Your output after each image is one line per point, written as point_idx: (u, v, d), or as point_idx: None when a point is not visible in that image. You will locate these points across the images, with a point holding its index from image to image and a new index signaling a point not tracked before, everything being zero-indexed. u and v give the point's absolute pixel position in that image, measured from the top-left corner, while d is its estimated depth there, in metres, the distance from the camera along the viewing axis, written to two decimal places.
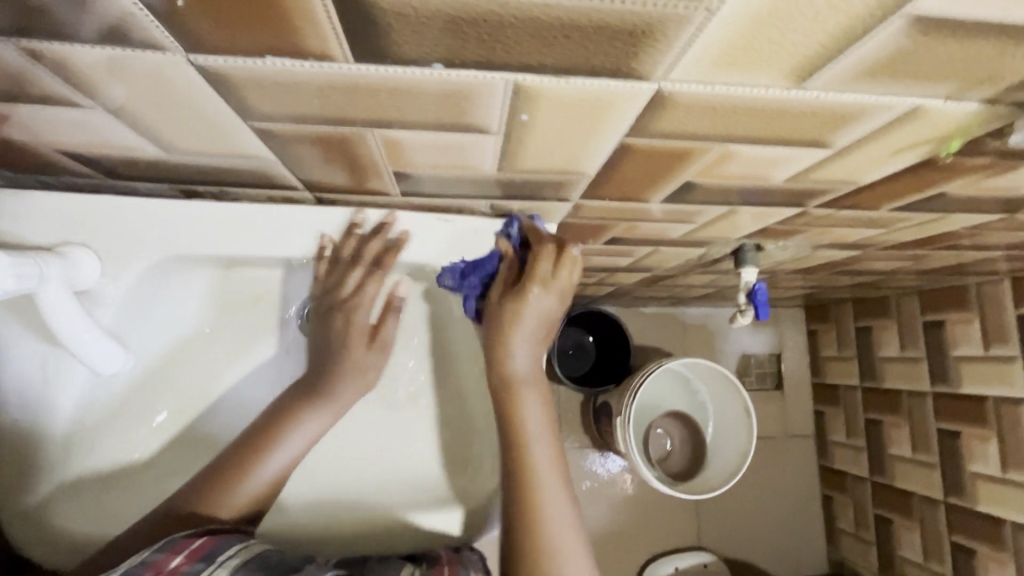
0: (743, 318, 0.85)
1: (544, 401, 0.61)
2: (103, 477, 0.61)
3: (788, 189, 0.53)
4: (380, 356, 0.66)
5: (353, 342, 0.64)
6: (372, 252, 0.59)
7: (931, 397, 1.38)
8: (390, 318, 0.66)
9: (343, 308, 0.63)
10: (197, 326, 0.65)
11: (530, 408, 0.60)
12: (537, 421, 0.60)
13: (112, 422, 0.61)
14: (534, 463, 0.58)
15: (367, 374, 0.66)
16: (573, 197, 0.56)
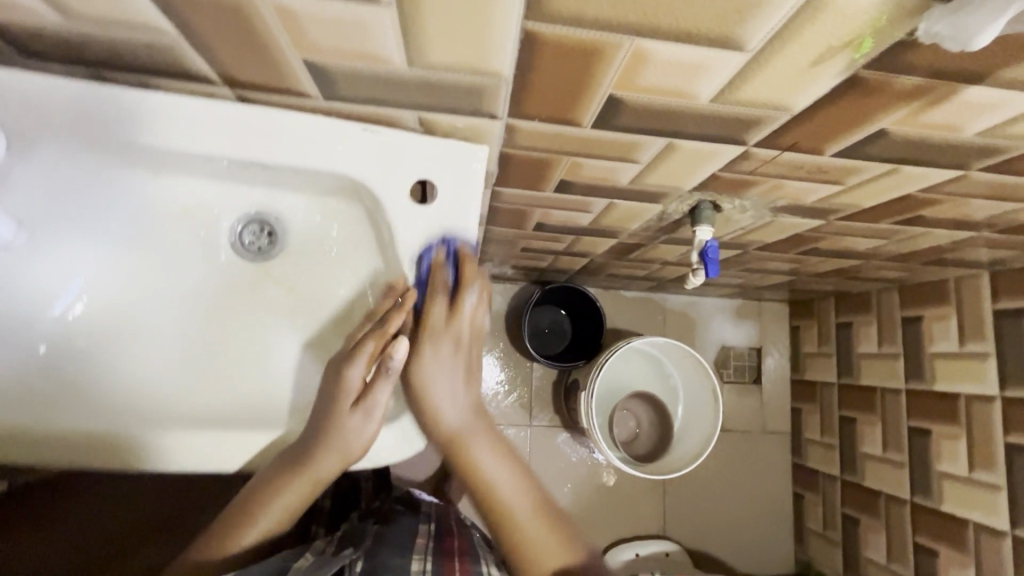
0: (695, 279, 0.83)
1: (491, 443, 0.69)
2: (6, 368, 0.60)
3: (721, 114, 0.52)
4: (365, 423, 0.62)
5: (340, 396, 0.62)
6: (383, 309, 0.64)
7: (904, 395, 1.35)
8: (380, 382, 0.62)
9: (343, 358, 0.63)
10: (118, 231, 0.63)
11: (485, 459, 0.68)
12: (483, 454, 0.68)
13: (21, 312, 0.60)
14: (488, 481, 0.68)
15: (348, 442, 0.62)
16: (502, 114, 0.54)
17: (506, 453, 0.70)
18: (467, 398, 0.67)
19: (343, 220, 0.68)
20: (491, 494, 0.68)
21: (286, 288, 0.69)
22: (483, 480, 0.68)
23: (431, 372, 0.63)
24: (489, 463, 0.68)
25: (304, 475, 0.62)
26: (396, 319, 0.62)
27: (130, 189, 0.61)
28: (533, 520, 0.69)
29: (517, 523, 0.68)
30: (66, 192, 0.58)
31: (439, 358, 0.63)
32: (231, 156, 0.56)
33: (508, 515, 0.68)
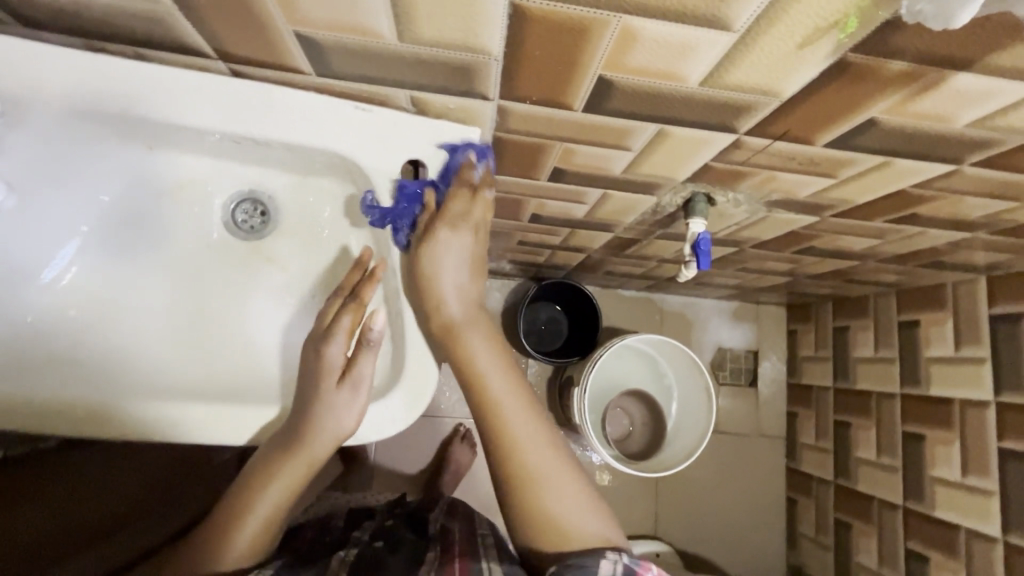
0: (688, 271, 0.83)
1: (488, 339, 0.66)
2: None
3: (710, 100, 0.52)
4: (353, 398, 0.61)
5: (324, 375, 0.62)
6: (351, 281, 0.66)
7: (899, 399, 1.34)
8: (364, 355, 0.62)
9: (320, 338, 0.63)
10: (111, 203, 0.64)
11: (481, 355, 0.65)
12: (480, 351, 0.65)
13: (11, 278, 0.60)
14: (483, 384, 0.66)
15: (341, 420, 0.61)
16: (493, 96, 0.54)
17: (502, 356, 0.68)
18: (473, 292, 0.64)
19: (335, 200, 0.69)
20: (486, 391, 0.66)
21: (279, 267, 0.70)
22: (479, 379, 0.66)
23: (445, 259, 0.61)
24: (487, 360, 0.66)
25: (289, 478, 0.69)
26: (368, 288, 0.65)
27: (125, 161, 0.62)
28: (526, 424, 0.67)
29: (508, 427, 0.66)
30: (60, 164, 0.58)
31: (451, 242, 0.61)
32: (224, 131, 0.57)
33: (506, 425, 0.66)
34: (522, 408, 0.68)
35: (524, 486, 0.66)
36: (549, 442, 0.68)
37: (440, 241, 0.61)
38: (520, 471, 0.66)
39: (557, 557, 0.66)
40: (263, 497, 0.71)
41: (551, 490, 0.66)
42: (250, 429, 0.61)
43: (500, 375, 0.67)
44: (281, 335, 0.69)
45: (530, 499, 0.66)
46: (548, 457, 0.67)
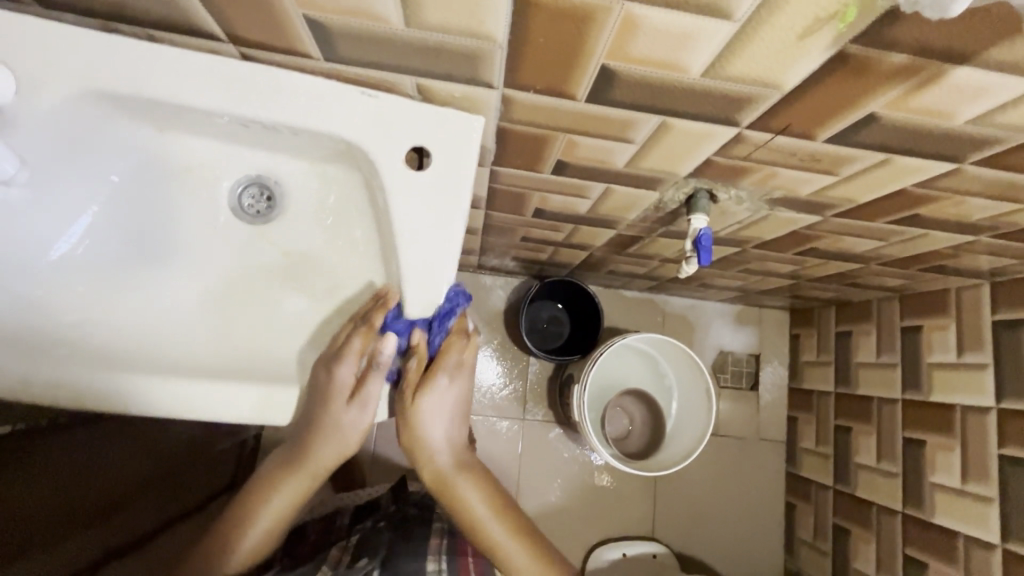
0: (688, 267, 0.83)
1: (474, 475, 0.74)
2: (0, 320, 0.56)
3: (712, 91, 0.52)
4: (363, 414, 0.65)
5: (333, 396, 0.64)
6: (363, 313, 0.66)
7: (900, 405, 1.34)
8: (373, 377, 0.64)
9: (331, 359, 0.64)
10: (120, 183, 0.62)
11: (467, 486, 0.74)
12: (468, 489, 0.74)
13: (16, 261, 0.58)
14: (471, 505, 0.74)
15: (344, 431, 0.65)
16: (497, 83, 0.55)
17: (490, 482, 0.76)
18: (457, 434, 0.72)
19: (341, 186, 0.68)
20: (478, 524, 0.74)
21: (281, 252, 0.69)
22: (468, 505, 0.74)
23: (438, 403, 0.68)
24: (475, 502, 0.74)
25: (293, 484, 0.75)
26: (377, 317, 0.64)
27: (135, 143, 0.62)
28: (513, 539, 0.75)
29: (498, 546, 0.75)
30: (74, 143, 0.58)
31: (444, 394, 0.68)
32: (232, 114, 0.57)
33: (496, 540, 0.75)
34: (508, 523, 0.76)
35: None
36: (535, 549, 0.76)
37: (436, 389, 0.67)
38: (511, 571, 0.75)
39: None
40: (267, 505, 0.76)
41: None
42: (258, 406, 0.61)
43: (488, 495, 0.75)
44: (286, 321, 0.68)
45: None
46: (536, 562, 0.75)
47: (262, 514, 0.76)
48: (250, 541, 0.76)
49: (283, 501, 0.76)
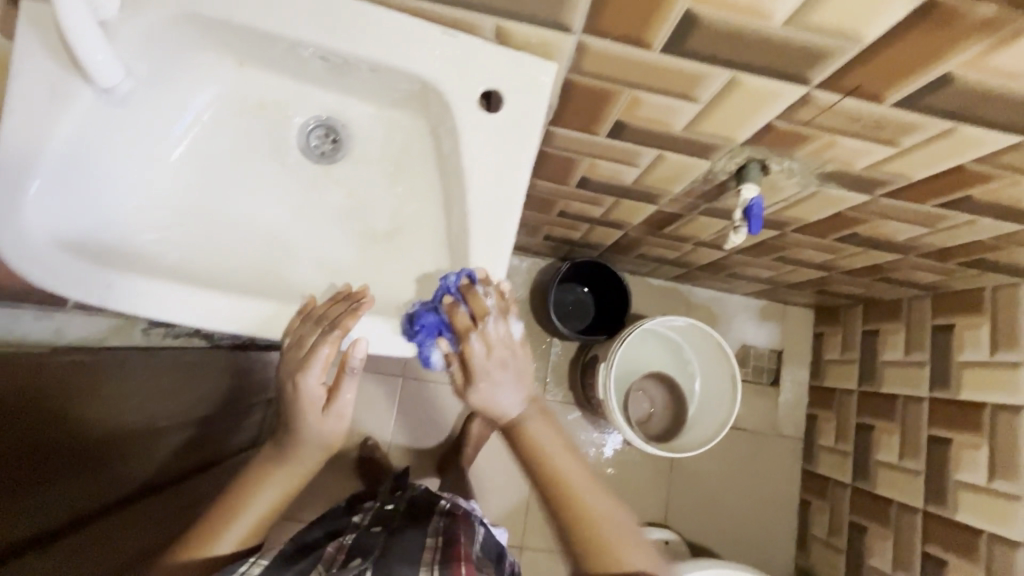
0: (736, 237, 0.84)
1: (549, 423, 0.65)
2: (87, 236, 0.58)
3: (790, 44, 0.54)
4: (339, 421, 0.68)
5: (304, 404, 0.65)
6: (332, 312, 0.61)
7: (928, 403, 1.33)
8: (343, 381, 0.66)
9: (297, 364, 0.63)
10: (199, 117, 0.65)
11: (542, 434, 0.63)
12: (547, 437, 0.63)
13: (102, 182, 0.59)
14: (553, 468, 0.62)
15: (329, 429, 0.68)
16: (576, 29, 0.57)
17: (565, 438, 0.65)
18: (521, 401, 0.64)
19: (407, 133, 0.70)
20: (550, 461, 0.62)
21: (345, 192, 0.70)
22: (547, 462, 0.62)
23: (494, 404, 0.62)
24: (546, 437, 0.63)
25: (280, 481, 0.70)
26: (347, 322, 0.60)
27: (220, 77, 0.65)
28: (588, 481, 0.62)
29: (573, 491, 0.61)
30: (168, 63, 0.60)
31: (500, 373, 0.62)
32: (317, 45, 0.59)
33: (589, 511, 0.60)
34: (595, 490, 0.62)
35: (586, 535, 0.59)
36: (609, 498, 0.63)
37: (484, 390, 0.62)
38: (583, 517, 0.60)
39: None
40: (247, 502, 0.69)
41: (613, 541, 0.59)
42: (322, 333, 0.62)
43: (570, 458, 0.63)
44: (347, 256, 0.69)
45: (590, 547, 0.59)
46: (612, 510, 0.61)
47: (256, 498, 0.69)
48: (243, 524, 0.68)
49: (276, 488, 0.70)
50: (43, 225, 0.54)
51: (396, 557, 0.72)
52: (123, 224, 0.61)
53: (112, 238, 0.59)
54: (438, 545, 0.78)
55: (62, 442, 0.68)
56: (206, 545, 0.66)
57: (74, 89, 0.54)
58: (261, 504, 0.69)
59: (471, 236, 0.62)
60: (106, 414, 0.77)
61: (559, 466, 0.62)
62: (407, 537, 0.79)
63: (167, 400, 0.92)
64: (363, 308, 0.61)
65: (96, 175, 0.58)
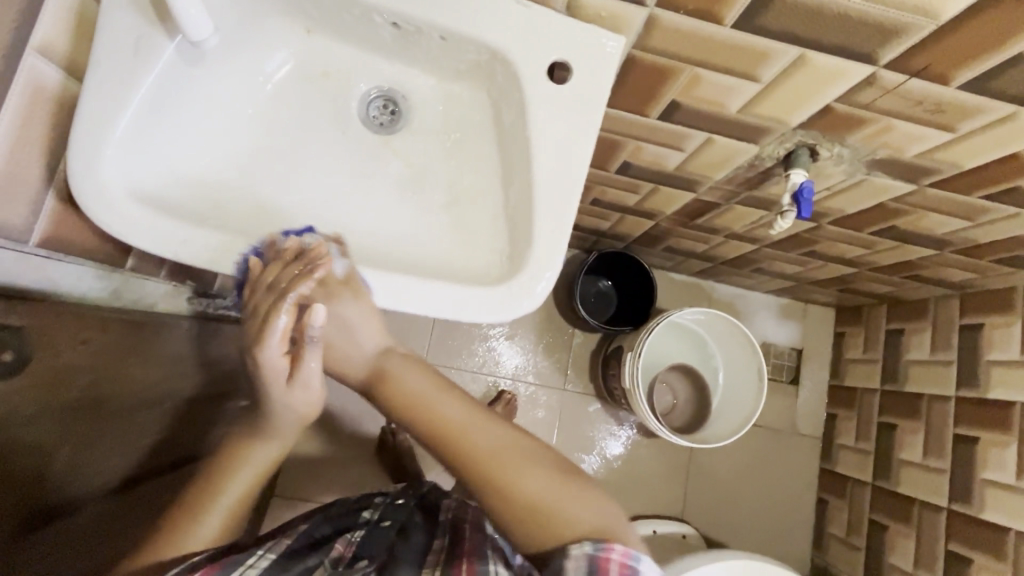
0: (784, 221, 0.84)
1: (422, 370, 0.64)
2: (158, 190, 0.58)
3: (866, 19, 0.55)
4: (307, 392, 0.65)
5: (271, 378, 0.63)
6: (286, 275, 0.60)
7: (954, 402, 1.33)
8: (307, 352, 0.63)
9: (257, 335, 0.62)
10: (267, 81, 0.66)
11: (411, 381, 0.63)
12: (419, 385, 0.62)
13: (175, 139, 0.60)
14: (434, 417, 0.59)
15: (302, 406, 0.66)
16: (649, 2, 0.58)
17: (440, 379, 0.63)
18: (374, 345, 0.66)
19: (466, 105, 0.71)
20: (428, 410, 0.60)
21: (402, 161, 0.70)
22: (424, 408, 0.60)
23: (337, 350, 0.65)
24: (421, 386, 0.62)
25: (262, 453, 0.67)
26: (301, 285, 0.60)
27: (289, 44, 0.66)
28: (474, 417, 0.59)
29: (457, 434, 0.58)
30: (242, 22, 0.61)
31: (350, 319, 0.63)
32: (391, 10, 0.60)
33: (473, 444, 0.57)
34: (482, 421, 0.59)
35: (482, 473, 0.55)
36: (504, 428, 0.59)
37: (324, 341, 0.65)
38: (472, 454, 0.56)
39: (522, 511, 0.53)
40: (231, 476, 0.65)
41: (514, 465, 0.56)
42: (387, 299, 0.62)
43: (452, 398, 0.61)
44: (404, 225, 0.69)
45: (490, 484, 0.55)
46: (507, 439, 0.58)
47: (233, 482, 0.64)
48: (222, 510, 0.62)
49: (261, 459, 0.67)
50: (119, 176, 0.55)
51: (401, 564, 0.67)
52: (190, 181, 0.61)
53: (181, 194, 0.60)
54: (444, 545, 0.72)
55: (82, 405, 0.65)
56: (186, 528, 0.60)
57: (159, 44, 0.55)
58: (240, 487, 0.64)
59: (536, 205, 0.62)
60: (134, 376, 0.76)
61: (431, 407, 0.60)
62: (412, 543, 0.73)
63: (188, 367, 0.90)
64: (318, 269, 0.60)
65: (170, 131, 0.59)
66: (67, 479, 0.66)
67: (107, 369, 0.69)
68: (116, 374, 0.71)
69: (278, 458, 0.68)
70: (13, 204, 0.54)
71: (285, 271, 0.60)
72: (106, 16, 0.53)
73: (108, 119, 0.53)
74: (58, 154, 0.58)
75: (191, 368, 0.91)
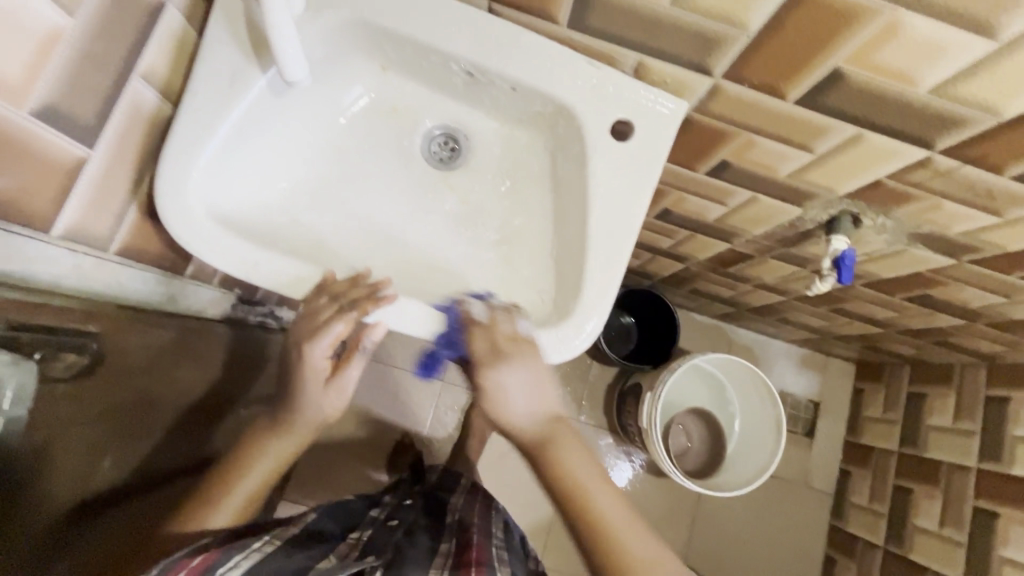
0: (822, 284, 0.85)
1: (582, 446, 0.61)
2: (233, 211, 0.61)
3: (928, 109, 0.56)
4: (340, 395, 0.68)
5: (308, 375, 0.66)
6: (354, 295, 0.61)
7: (975, 473, 1.31)
8: (350, 362, 0.67)
9: (304, 336, 0.64)
10: (340, 114, 0.69)
11: (576, 459, 0.59)
12: (580, 463, 0.59)
13: (253, 166, 0.63)
14: (601, 512, 0.56)
15: (324, 409, 0.69)
16: (716, 72, 0.60)
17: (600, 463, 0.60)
18: (538, 406, 0.62)
19: (525, 150, 0.73)
20: (586, 498, 0.57)
21: (459, 197, 0.73)
22: (579, 489, 0.57)
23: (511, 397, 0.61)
24: (586, 476, 0.58)
25: (279, 448, 0.70)
26: (366, 307, 0.60)
27: (364, 80, 0.69)
28: (633, 520, 0.56)
29: (619, 547, 0.54)
30: (330, 61, 0.65)
31: (513, 369, 0.61)
32: (469, 61, 0.63)
33: (625, 549, 0.54)
34: (634, 523, 0.56)
35: None
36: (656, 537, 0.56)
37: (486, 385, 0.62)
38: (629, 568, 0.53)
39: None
40: (252, 466, 0.69)
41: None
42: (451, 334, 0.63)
43: (613, 491, 0.58)
44: (456, 260, 0.71)
45: None
46: (661, 550, 0.55)
47: (247, 475, 0.68)
48: (243, 494, 0.67)
49: (280, 452, 0.70)
50: (201, 199, 0.58)
51: (408, 559, 0.67)
52: (261, 205, 0.64)
53: (253, 218, 0.63)
54: (451, 550, 0.70)
55: (133, 409, 0.68)
56: (208, 513, 0.65)
57: (249, 78, 0.58)
58: (257, 475, 0.69)
59: (589, 255, 0.64)
60: (179, 384, 0.78)
61: (587, 487, 0.57)
62: (418, 542, 0.73)
63: (225, 373, 0.92)
64: (384, 301, 0.61)
65: (250, 157, 0.62)
66: (117, 474, 0.68)
67: (156, 365, 0.72)
68: (163, 377, 0.74)
69: (291, 457, 0.71)
70: (103, 215, 0.57)
71: (354, 290, 0.61)
72: (208, 52, 0.57)
73: (200, 146, 0.57)
74: (146, 170, 0.62)
75: (230, 369, 0.94)
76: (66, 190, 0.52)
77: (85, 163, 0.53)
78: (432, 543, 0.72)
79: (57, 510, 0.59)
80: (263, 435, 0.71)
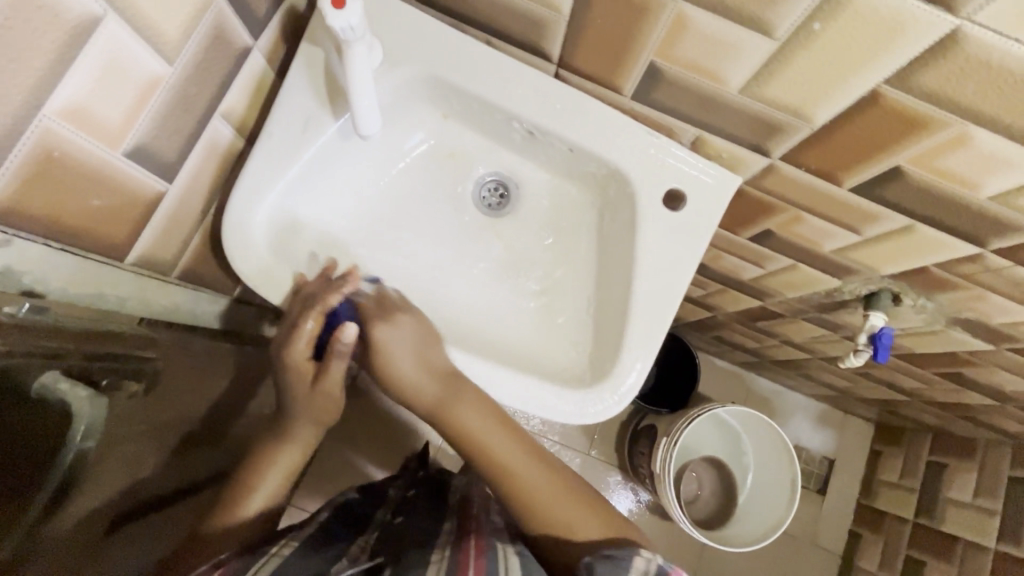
0: (856, 359, 0.84)
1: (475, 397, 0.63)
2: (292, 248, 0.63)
3: (985, 212, 0.56)
4: (326, 403, 0.67)
5: (297, 384, 0.65)
6: (318, 288, 0.61)
7: (993, 555, 1.28)
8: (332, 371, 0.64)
9: (283, 341, 0.63)
10: (397, 156, 0.71)
11: (468, 412, 0.62)
12: (475, 419, 0.63)
13: (312, 204, 0.65)
14: (494, 454, 0.62)
15: (327, 413, 0.68)
16: (774, 154, 0.61)
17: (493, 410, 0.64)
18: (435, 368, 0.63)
19: (573, 203, 0.75)
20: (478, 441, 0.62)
21: (505, 244, 0.74)
22: (471, 436, 0.63)
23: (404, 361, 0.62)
24: (480, 427, 0.62)
25: (284, 459, 0.70)
26: (330, 296, 0.60)
27: (424, 124, 0.71)
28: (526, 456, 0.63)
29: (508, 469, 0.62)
30: (395, 108, 0.67)
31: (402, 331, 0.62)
32: (531, 121, 0.65)
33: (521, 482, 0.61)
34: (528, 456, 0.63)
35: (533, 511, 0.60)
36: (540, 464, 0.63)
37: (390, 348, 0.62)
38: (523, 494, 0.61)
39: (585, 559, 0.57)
40: (270, 468, 0.69)
41: (557, 498, 0.61)
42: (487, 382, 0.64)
43: (502, 432, 0.63)
44: (496, 305, 0.73)
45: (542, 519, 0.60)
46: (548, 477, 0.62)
47: (262, 481, 0.68)
48: (264, 493, 0.68)
49: (286, 461, 0.69)
50: (262, 236, 0.60)
51: (414, 548, 0.63)
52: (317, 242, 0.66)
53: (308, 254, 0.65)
54: (453, 528, 0.67)
55: (165, 425, 0.70)
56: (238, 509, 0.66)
57: (320, 125, 0.61)
58: (271, 480, 0.69)
59: (630, 318, 0.65)
60: (200, 395, 0.79)
61: (478, 431, 0.62)
62: (424, 529, 0.69)
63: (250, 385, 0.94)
64: (347, 285, 0.61)
65: (310, 196, 0.65)
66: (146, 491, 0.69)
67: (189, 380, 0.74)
68: (191, 388, 0.75)
69: (303, 460, 0.71)
70: (169, 241, 0.60)
71: (318, 284, 0.61)
72: (286, 97, 0.60)
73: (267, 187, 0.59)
74: (213, 201, 0.64)
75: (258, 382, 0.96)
76: (143, 223, 0.54)
77: (162, 197, 0.55)
78: (435, 525, 0.69)
79: (104, 518, 0.61)
80: (268, 444, 0.70)
